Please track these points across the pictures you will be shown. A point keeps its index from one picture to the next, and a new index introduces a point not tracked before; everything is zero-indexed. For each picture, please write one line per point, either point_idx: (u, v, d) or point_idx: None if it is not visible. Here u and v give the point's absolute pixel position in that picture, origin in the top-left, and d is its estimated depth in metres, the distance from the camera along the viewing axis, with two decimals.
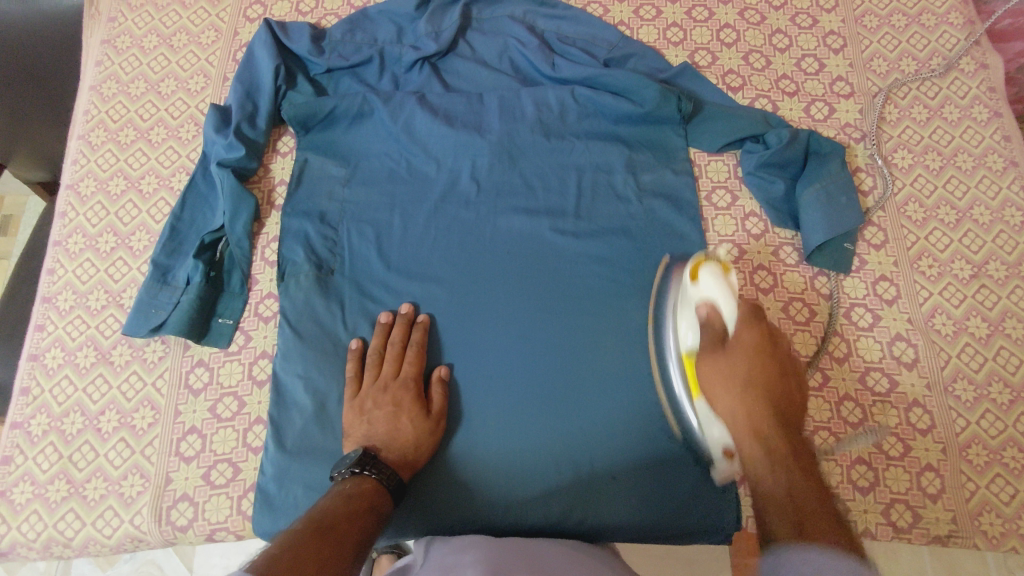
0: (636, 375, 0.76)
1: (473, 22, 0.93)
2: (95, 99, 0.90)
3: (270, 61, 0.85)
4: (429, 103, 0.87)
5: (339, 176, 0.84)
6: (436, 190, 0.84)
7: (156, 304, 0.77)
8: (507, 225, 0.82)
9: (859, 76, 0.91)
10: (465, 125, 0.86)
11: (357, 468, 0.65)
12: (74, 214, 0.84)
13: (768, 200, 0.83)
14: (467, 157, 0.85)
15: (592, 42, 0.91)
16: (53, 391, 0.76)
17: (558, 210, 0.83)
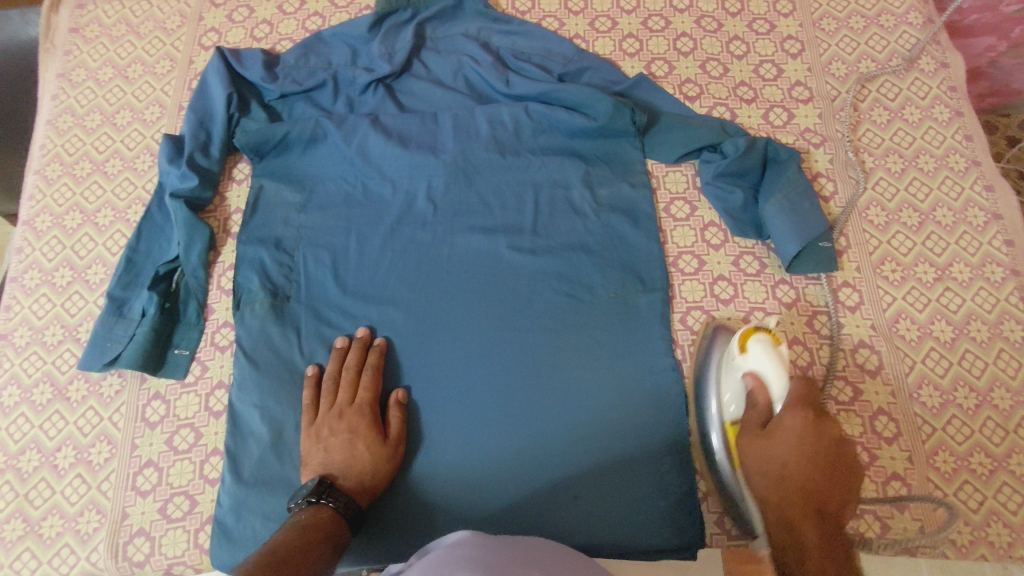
0: (598, 391, 0.74)
1: (427, 42, 0.93)
2: (52, 134, 0.91)
3: (222, 90, 0.85)
4: (383, 125, 0.86)
5: (295, 201, 0.84)
6: (393, 212, 0.83)
7: (111, 338, 0.77)
8: (465, 244, 0.82)
9: (818, 80, 0.90)
10: (420, 145, 0.86)
11: (313, 497, 0.64)
12: (32, 249, 0.84)
13: (726, 210, 0.82)
14: (422, 178, 0.85)
15: (547, 57, 0.90)
16: (10, 429, 0.76)
17: (515, 227, 0.83)
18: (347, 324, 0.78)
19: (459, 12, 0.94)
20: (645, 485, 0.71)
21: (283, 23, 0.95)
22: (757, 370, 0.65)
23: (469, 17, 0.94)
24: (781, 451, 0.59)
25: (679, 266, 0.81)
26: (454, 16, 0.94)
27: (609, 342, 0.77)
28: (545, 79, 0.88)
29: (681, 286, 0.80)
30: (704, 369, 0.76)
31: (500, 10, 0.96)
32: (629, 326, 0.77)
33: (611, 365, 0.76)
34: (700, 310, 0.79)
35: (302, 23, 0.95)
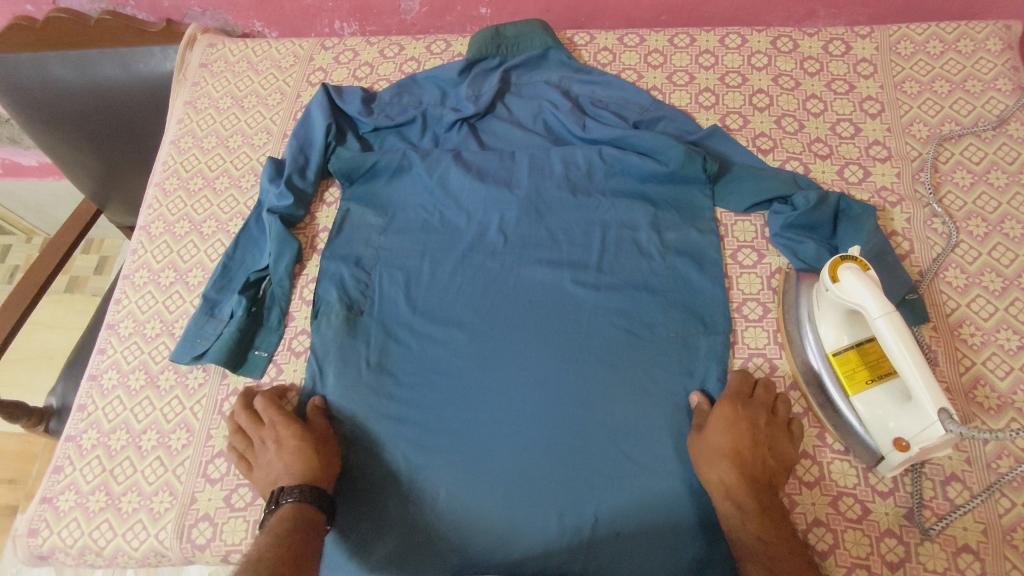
0: (647, 431, 0.74)
1: (512, 87, 0.99)
2: (174, 152, 1.02)
3: (323, 120, 0.94)
4: (465, 160, 0.93)
5: (377, 225, 0.91)
6: (464, 241, 0.88)
7: (201, 335, 0.84)
8: (529, 277, 0.85)
9: (897, 141, 0.90)
10: (497, 182, 0.91)
11: (272, 505, 0.68)
12: (144, 251, 0.94)
13: (798, 261, 0.82)
14: (496, 210, 0.89)
15: (623, 105, 0.95)
16: (105, 409, 0.83)
17: (578, 265, 0.85)
18: (413, 340, 0.83)
19: (543, 62, 1.00)
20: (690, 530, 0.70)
21: (383, 66, 1.05)
22: (852, 293, 0.67)
23: (553, 67, 1.00)
24: (715, 440, 0.69)
25: (743, 312, 0.81)
26: (539, 65, 1.00)
27: (663, 383, 0.77)
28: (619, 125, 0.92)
29: (744, 332, 0.80)
30: None
31: (582, 62, 1.01)
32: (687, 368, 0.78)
33: (665, 405, 0.76)
34: (762, 357, 0.78)
35: (400, 66, 1.05)
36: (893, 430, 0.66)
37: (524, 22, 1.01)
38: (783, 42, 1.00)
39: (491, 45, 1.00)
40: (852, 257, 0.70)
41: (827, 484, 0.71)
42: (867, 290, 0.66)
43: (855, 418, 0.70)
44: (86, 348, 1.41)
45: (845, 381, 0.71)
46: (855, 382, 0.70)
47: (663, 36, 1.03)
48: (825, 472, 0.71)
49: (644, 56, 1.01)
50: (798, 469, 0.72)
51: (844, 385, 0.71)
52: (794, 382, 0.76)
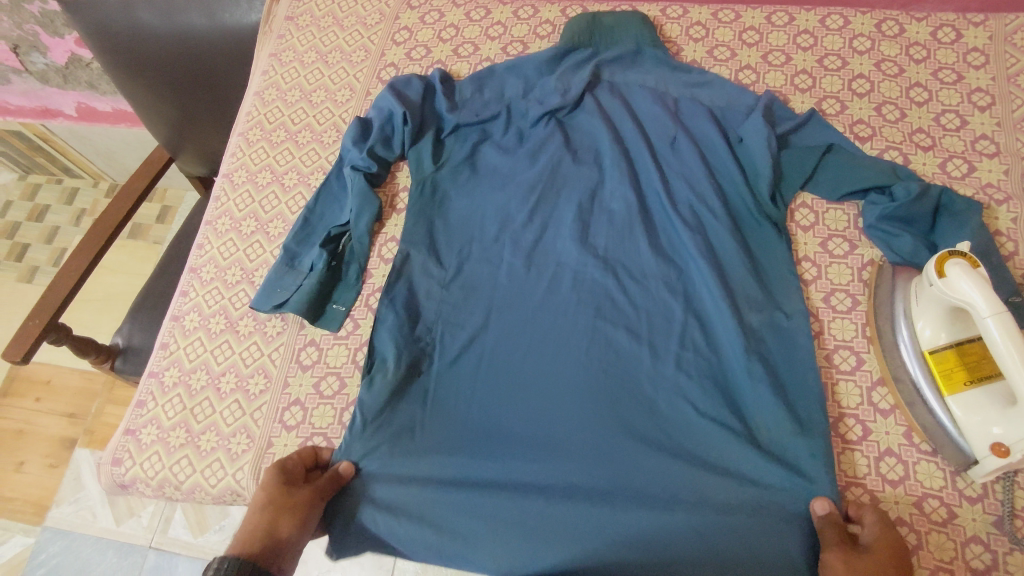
0: (717, 525, 0.67)
1: (604, 84, 0.95)
2: (258, 103, 1.03)
3: (405, 111, 0.90)
4: (543, 189, 0.88)
5: (436, 255, 0.85)
6: (533, 283, 0.83)
7: (281, 286, 0.85)
8: (601, 337, 0.79)
9: (1006, 136, 0.85)
10: (572, 210, 0.86)
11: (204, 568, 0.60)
12: (227, 199, 0.96)
13: (892, 254, 0.79)
14: (563, 228, 0.86)
15: (727, 110, 0.90)
16: (187, 349, 0.85)
17: (652, 323, 0.79)
18: (470, 387, 0.77)
19: (637, 59, 0.95)
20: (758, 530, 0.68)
21: (468, 29, 1.04)
22: (963, 292, 0.64)
23: (647, 64, 0.95)
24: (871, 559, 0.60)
25: (830, 303, 0.79)
26: (633, 61, 0.95)
27: (731, 460, 0.71)
28: (715, 138, 0.87)
29: (830, 323, 0.78)
30: (846, 410, 0.73)
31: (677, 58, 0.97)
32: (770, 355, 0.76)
33: (744, 442, 0.70)
34: (848, 349, 0.76)
35: (486, 30, 1.03)
36: (995, 433, 0.64)
37: (622, 13, 0.97)
38: (888, 26, 0.95)
39: (584, 33, 0.96)
40: (961, 253, 0.68)
41: (911, 484, 0.69)
42: (978, 290, 0.63)
43: (948, 419, 0.68)
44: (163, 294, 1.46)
45: (940, 380, 0.69)
46: (952, 382, 0.68)
47: (759, 14, 0.99)
48: (910, 471, 0.70)
49: (738, 33, 0.98)
50: (881, 466, 0.70)
51: (939, 383, 0.69)
52: (882, 377, 0.74)
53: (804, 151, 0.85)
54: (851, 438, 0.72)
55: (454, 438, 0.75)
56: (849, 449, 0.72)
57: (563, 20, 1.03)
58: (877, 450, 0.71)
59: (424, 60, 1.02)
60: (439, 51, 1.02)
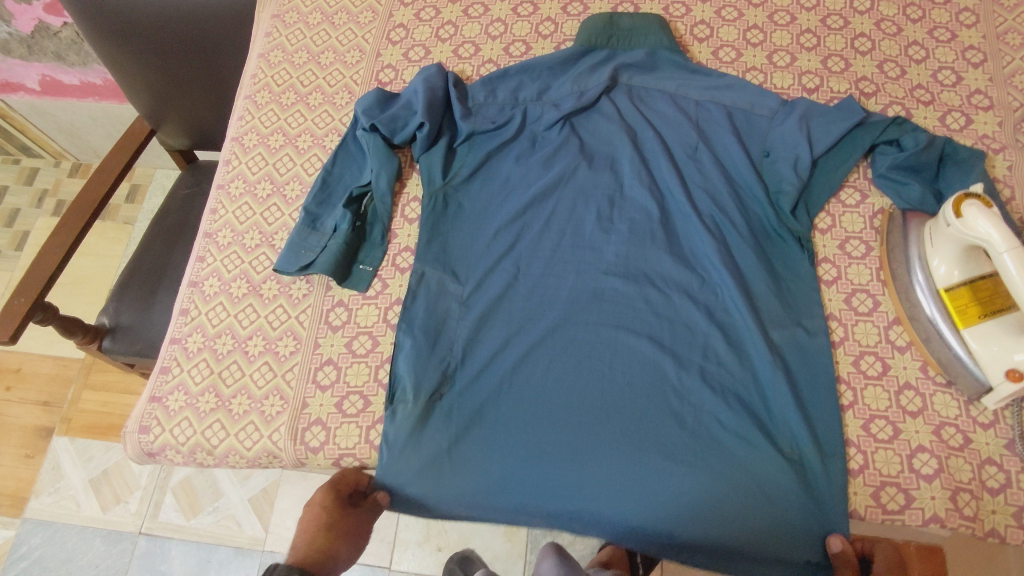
0: (745, 538, 0.70)
1: (621, 88, 0.93)
2: (263, 65, 1.00)
3: (420, 118, 0.87)
4: (558, 199, 0.87)
5: (452, 269, 0.84)
6: (552, 296, 0.82)
7: (306, 247, 0.84)
8: (626, 352, 0.79)
9: (999, 90, 0.90)
10: (591, 217, 0.86)
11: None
12: (238, 162, 0.93)
13: (902, 201, 0.83)
14: (579, 235, 0.85)
15: (750, 112, 0.89)
16: (209, 314, 0.84)
17: (676, 335, 0.79)
18: (497, 408, 0.76)
19: (656, 64, 0.93)
20: (791, 480, 0.71)
21: None
22: (981, 231, 0.69)
23: (666, 68, 0.93)
24: None
25: (846, 249, 0.83)
26: (653, 64, 0.93)
27: (760, 472, 0.71)
28: (734, 149, 0.87)
29: (847, 269, 0.82)
30: (866, 349, 0.77)
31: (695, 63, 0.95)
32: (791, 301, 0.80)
33: (773, 453, 0.72)
34: (865, 293, 0.81)
35: None
36: (1012, 360, 0.68)
37: (642, 15, 0.94)
38: None
39: (602, 35, 0.94)
40: (976, 194, 0.72)
41: (930, 414, 0.73)
42: (994, 227, 0.68)
43: (964, 353, 0.72)
44: (161, 271, 1.41)
45: (955, 315, 0.73)
46: (966, 317, 0.72)
47: None
48: (928, 403, 0.74)
49: None
50: (901, 399, 0.74)
51: (955, 319, 0.73)
52: (897, 317, 0.79)
53: (831, 157, 0.86)
54: (872, 374, 0.76)
55: (481, 460, 0.74)
56: (871, 384, 0.75)
57: None
58: (897, 384, 0.75)
59: (434, 21, 1.01)
60: (449, 11, 1.02)
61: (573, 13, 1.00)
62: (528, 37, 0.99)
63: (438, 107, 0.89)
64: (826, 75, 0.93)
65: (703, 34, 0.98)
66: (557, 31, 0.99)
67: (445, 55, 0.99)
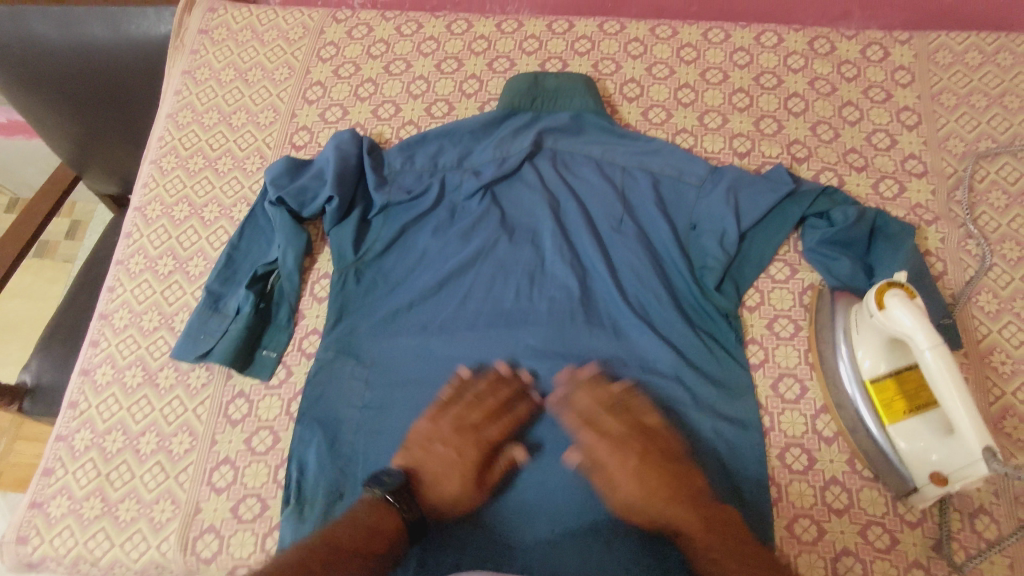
0: None
1: (544, 153, 0.88)
2: (171, 127, 0.94)
3: (328, 191, 0.81)
4: (475, 274, 0.83)
5: (361, 355, 0.79)
6: (472, 382, 0.77)
7: (205, 331, 0.79)
8: (543, 446, 0.73)
9: (933, 156, 0.88)
10: (508, 293, 0.81)
11: (390, 497, 0.66)
12: (140, 235, 0.87)
13: (831, 279, 0.80)
14: (495, 309, 0.81)
15: (678, 180, 0.85)
16: (99, 408, 0.78)
17: (601, 429, 0.74)
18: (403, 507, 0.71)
19: (581, 128, 0.89)
20: None
21: (400, 44, 0.98)
22: (900, 324, 0.66)
23: (591, 132, 0.89)
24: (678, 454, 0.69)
25: (774, 329, 0.80)
26: (577, 127, 0.89)
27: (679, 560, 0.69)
28: (662, 220, 0.83)
29: (774, 351, 0.79)
30: (792, 440, 0.74)
31: (623, 125, 0.91)
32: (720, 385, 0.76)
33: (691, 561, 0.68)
34: (792, 378, 0.77)
35: (417, 46, 0.98)
36: (934, 462, 0.65)
37: (567, 74, 0.90)
38: (821, 43, 0.95)
39: (526, 96, 0.89)
40: (899, 283, 0.69)
41: (856, 512, 0.70)
42: (915, 321, 0.65)
43: (890, 449, 0.69)
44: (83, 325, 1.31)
45: (882, 408, 0.70)
46: (893, 412, 0.69)
47: (696, 30, 0.97)
48: (855, 500, 0.71)
49: (676, 50, 0.96)
50: (827, 496, 0.71)
51: (880, 413, 0.70)
52: (823, 405, 0.76)
53: (761, 228, 0.83)
54: (797, 468, 0.73)
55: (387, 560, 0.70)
56: (797, 480, 0.72)
57: (498, 35, 0.98)
58: (823, 479, 0.72)
59: (353, 78, 0.96)
60: (369, 68, 0.96)
61: (499, 69, 0.95)
62: (451, 96, 0.94)
63: (349, 178, 0.84)
64: (758, 138, 0.89)
65: (633, 93, 0.93)
66: (481, 89, 0.94)
67: (364, 115, 0.93)
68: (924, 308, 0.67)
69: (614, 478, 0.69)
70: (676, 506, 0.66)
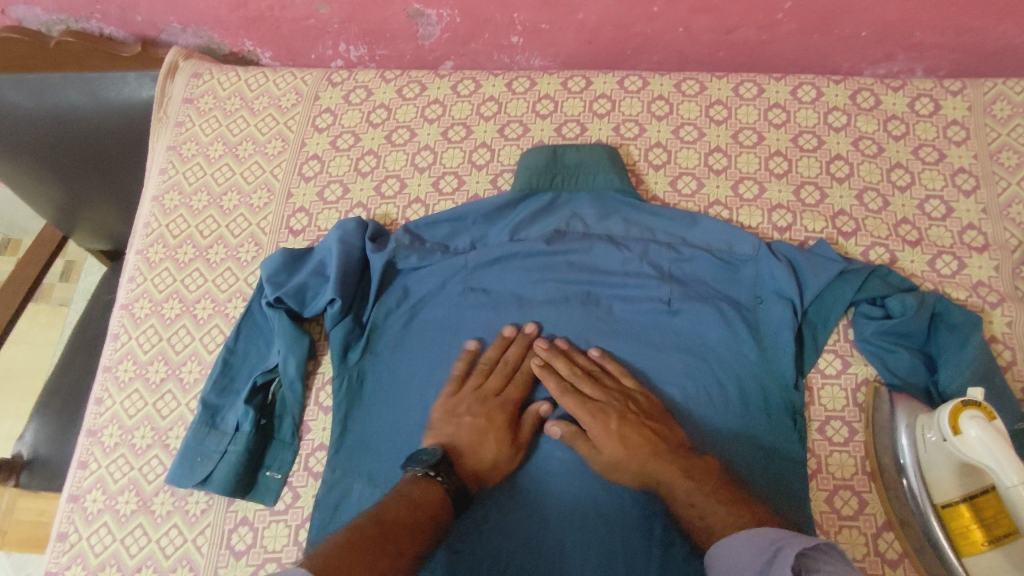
0: None
1: (573, 233, 0.81)
2: (157, 211, 0.87)
3: (330, 291, 0.75)
4: (498, 369, 0.77)
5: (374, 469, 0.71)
6: (497, 502, 0.71)
7: (202, 453, 0.72)
8: (584, 554, 0.68)
9: (994, 225, 0.79)
10: (529, 390, 0.76)
11: (429, 471, 0.64)
12: (128, 337, 0.81)
13: (888, 374, 0.73)
14: (518, 407, 0.75)
15: (726, 259, 0.79)
16: (91, 539, 0.72)
17: (639, 543, 0.68)
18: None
19: (606, 206, 0.82)
20: None
21: (402, 109, 0.90)
22: (976, 453, 0.59)
23: (619, 209, 0.82)
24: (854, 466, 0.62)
25: (826, 433, 0.72)
26: (601, 203, 0.82)
27: None
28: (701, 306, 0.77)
29: (828, 459, 0.71)
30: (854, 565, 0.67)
31: (650, 199, 0.84)
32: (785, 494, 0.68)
33: None
34: (850, 490, 0.70)
35: (422, 111, 0.90)
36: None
37: (587, 146, 0.84)
38: (863, 97, 0.87)
39: (543, 174, 0.83)
40: (973, 401, 0.62)
41: None
42: (995, 451, 0.58)
43: None
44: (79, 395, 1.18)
45: (956, 537, 0.63)
46: (968, 544, 0.62)
47: (726, 84, 0.89)
48: None
49: (705, 108, 0.88)
50: None
51: (956, 542, 0.63)
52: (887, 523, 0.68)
53: (813, 317, 0.76)
54: None
55: None
56: None
57: (510, 96, 0.90)
58: None
59: (352, 150, 0.88)
60: (370, 138, 0.89)
61: (511, 136, 0.88)
62: (460, 168, 0.86)
63: (353, 274, 0.77)
64: (800, 210, 0.82)
65: (659, 160, 0.86)
66: (493, 159, 0.87)
67: (366, 193, 0.86)
68: (1004, 430, 0.61)
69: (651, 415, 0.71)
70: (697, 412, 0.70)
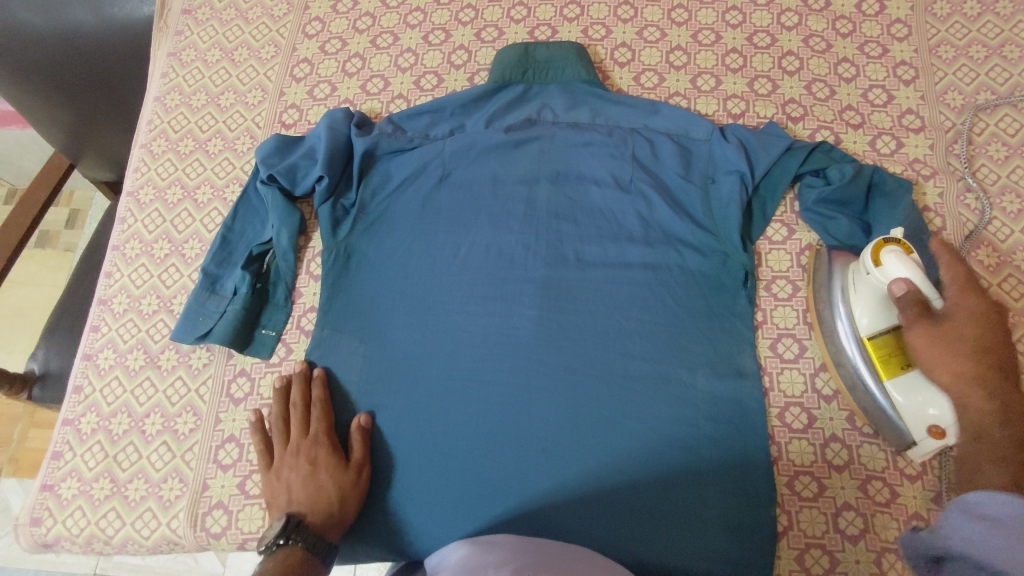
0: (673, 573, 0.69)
1: (544, 124, 0.87)
2: (160, 110, 0.94)
3: (319, 169, 0.82)
4: (473, 238, 0.83)
5: (358, 328, 0.79)
6: (469, 348, 0.78)
7: (204, 313, 0.79)
8: (547, 391, 0.75)
9: (930, 110, 0.86)
10: (501, 254, 0.82)
11: (282, 539, 0.64)
12: (134, 220, 0.88)
13: (830, 237, 0.79)
14: (491, 270, 0.81)
15: (684, 140, 0.84)
16: (104, 391, 0.79)
17: (600, 382, 0.75)
18: (426, 487, 0.73)
19: (575, 98, 0.88)
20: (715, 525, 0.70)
21: (386, 17, 0.97)
22: (898, 276, 0.66)
23: (587, 100, 0.88)
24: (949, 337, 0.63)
25: (771, 291, 0.80)
26: (569, 96, 0.88)
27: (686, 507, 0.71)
28: (658, 185, 0.83)
29: (772, 312, 0.79)
30: (791, 400, 0.75)
31: (614, 91, 0.90)
32: (731, 340, 0.76)
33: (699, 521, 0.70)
34: (791, 338, 0.78)
35: (404, 19, 0.97)
36: (930, 417, 0.66)
37: (556, 44, 0.90)
38: (814, 0, 0.94)
39: (516, 68, 0.89)
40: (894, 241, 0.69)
41: (855, 467, 0.72)
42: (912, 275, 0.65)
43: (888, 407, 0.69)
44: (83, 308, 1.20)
45: (879, 367, 0.70)
46: (889, 367, 0.69)
47: None
48: (855, 456, 0.72)
49: (667, 12, 0.94)
50: (827, 453, 0.73)
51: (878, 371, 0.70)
52: (823, 364, 0.76)
53: (764, 191, 0.82)
54: (797, 426, 0.74)
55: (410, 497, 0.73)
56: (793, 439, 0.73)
57: (486, 3, 0.96)
58: (822, 437, 0.73)
59: (340, 54, 0.95)
60: (356, 43, 0.95)
61: (487, 39, 0.94)
62: (439, 68, 0.93)
63: (340, 156, 0.84)
64: (752, 99, 0.88)
65: (623, 58, 0.92)
66: (471, 60, 0.93)
67: (353, 91, 0.92)
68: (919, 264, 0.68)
69: (930, 365, 0.63)
70: (968, 367, 0.61)
